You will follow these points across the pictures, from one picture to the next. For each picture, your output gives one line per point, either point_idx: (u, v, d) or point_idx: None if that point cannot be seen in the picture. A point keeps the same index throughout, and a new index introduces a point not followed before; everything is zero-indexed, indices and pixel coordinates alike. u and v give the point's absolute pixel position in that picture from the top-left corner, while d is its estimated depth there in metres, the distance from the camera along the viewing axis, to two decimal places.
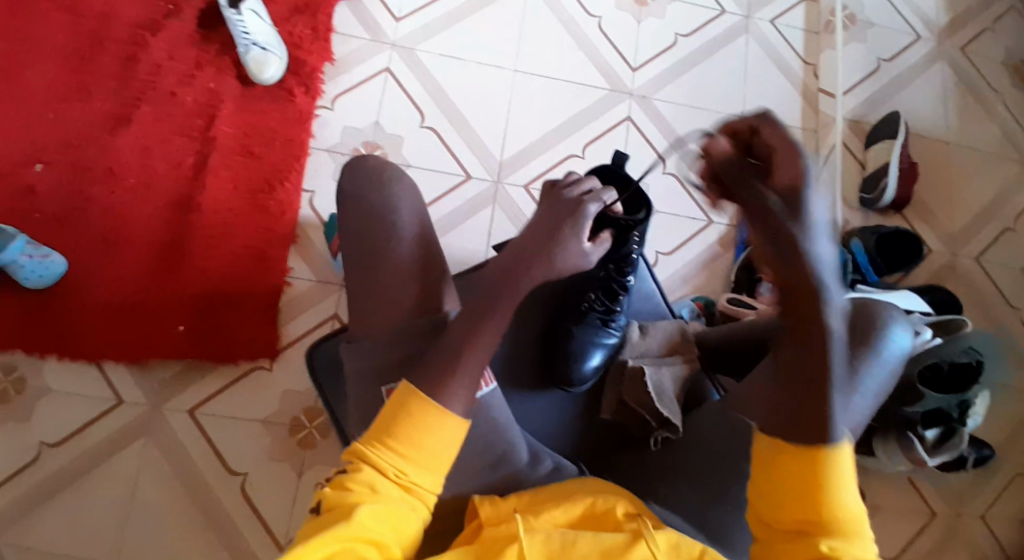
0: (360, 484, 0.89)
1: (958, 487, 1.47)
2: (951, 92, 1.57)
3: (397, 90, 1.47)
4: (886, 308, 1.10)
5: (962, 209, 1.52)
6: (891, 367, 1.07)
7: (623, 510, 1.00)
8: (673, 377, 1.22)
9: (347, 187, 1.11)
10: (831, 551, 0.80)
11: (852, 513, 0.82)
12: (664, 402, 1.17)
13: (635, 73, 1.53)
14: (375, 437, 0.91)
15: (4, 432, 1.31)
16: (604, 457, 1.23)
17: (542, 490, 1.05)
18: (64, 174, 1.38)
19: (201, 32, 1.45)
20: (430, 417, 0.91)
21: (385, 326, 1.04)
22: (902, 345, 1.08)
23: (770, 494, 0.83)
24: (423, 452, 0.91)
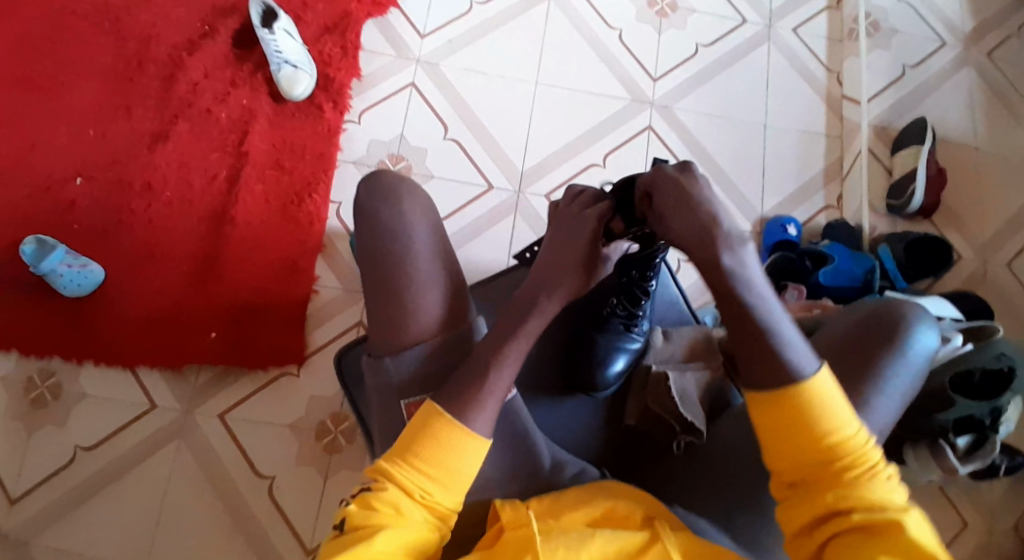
0: (384, 504, 0.91)
1: (992, 501, 1.43)
2: (979, 97, 1.55)
3: (421, 104, 1.51)
4: (912, 309, 1.07)
5: (993, 215, 1.49)
6: (917, 369, 1.05)
7: (642, 514, 0.99)
8: (697, 382, 1.23)
9: (363, 199, 1.12)
10: (838, 499, 0.86)
11: (852, 448, 0.87)
12: (687, 406, 1.18)
13: (657, 84, 1.54)
14: (400, 457, 0.93)
15: (43, 435, 1.37)
16: (626, 462, 1.22)
17: (565, 494, 1.03)
18: (106, 188, 1.44)
19: (235, 52, 1.50)
20: (454, 438, 0.94)
21: (401, 327, 1.05)
22: (928, 345, 1.05)
23: (773, 452, 0.90)
24: (446, 472, 0.93)
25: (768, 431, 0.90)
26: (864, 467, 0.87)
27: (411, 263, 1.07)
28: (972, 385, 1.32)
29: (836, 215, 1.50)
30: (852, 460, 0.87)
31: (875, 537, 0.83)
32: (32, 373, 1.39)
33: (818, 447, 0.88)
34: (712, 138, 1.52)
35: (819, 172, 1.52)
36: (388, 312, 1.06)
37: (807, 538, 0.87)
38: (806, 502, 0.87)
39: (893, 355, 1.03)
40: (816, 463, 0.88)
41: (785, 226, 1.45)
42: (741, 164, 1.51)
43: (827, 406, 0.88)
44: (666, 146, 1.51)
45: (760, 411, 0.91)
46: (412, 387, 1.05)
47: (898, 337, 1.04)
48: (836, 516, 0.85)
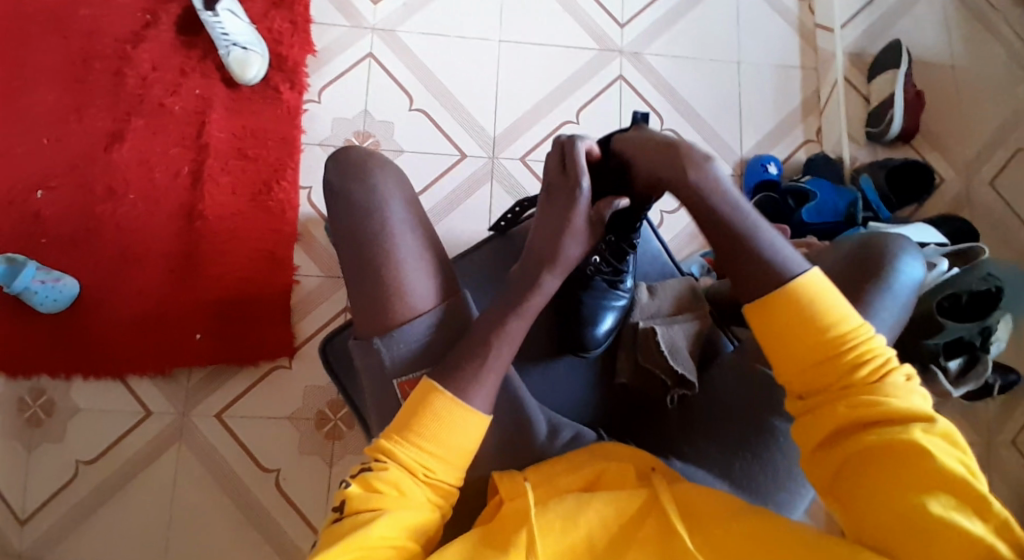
0: (386, 485, 0.90)
1: (986, 418, 1.46)
2: (952, 15, 1.51)
3: (383, 75, 1.45)
4: (895, 240, 1.07)
5: (973, 134, 1.47)
6: (905, 298, 1.04)
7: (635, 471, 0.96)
8: (685, 334, 1.21)
9: (333, 179, 1.09)
10: (850, 408, 0.84)
11: (861, 352, 0.87)
12: (678, 359, 1.16)
13: (624, 30, 1.49)
14: (400, 434, 0.93)
15: (41, 453, 1.36)
16: (623, 423, 1.22)
17: (559, 460, 0.97)
18: (65, 196, 1.38)
19: (182, 39, 1.43)
20: (454, 413, 0.93)
21: (388, 326, 1.03)
22: (915, 274, 1.05)
23: (781, 364, 0.90)
24: (448, 449, 0.92)
25: (774, 343, 0.90)
26: (875, 370, 0.86)
27: (393, 258, 1.04)
28: (960, 307, 1.30)
29: (816, 148, 1.48)
30: (863, 364, 0.86)
31: (890, 439, 0.81)
32: (21, 393, 1.37)
33: (825, 356, 0.87)
34: (685, 81, 1.48)
35: (796, 107, 1.49)
36: (373, 313, 1.03)
37: (822, 448, 0.86)
38: (818, 412, 0.86)
39: (880, 288, 1.03)
40: (826, 371, 0.87)
41: (765, 166, 1.43)
42: (717, 105, 1.47)
43: (830, 310, 0.88)
44: (639, 94, 1.47)
45: (763, 323, 0.91)
46: (404, 365, 1.03)
47: (884, 276, 1.03)
48: (850, 423, 0.84)
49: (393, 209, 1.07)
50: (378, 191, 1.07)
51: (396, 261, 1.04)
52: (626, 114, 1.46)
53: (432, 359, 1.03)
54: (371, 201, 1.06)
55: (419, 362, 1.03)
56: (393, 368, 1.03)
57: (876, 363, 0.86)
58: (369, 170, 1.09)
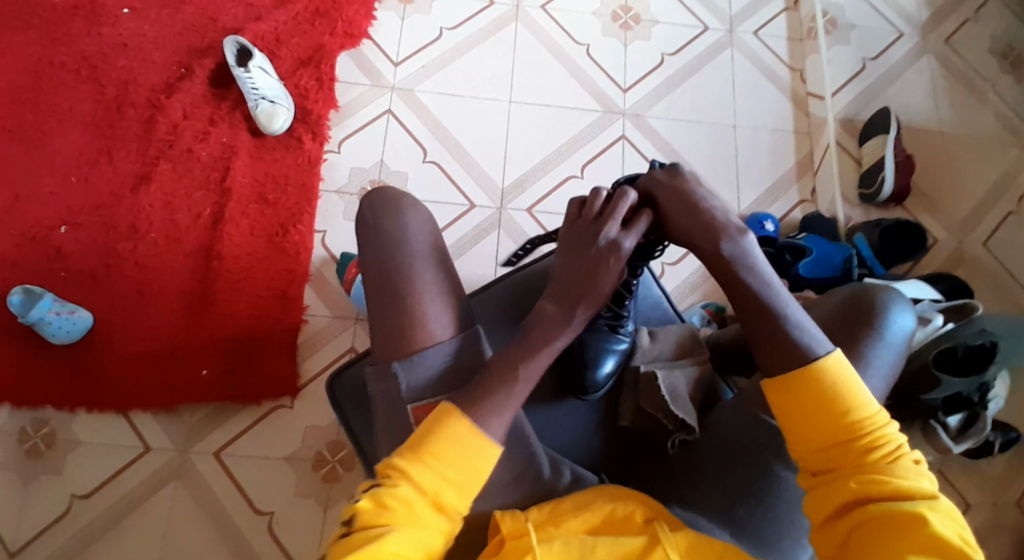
0: (398, 504, 0.88)
1: (991, 476, 1.44)
2: (941, 85, 1.59)
3: (399, 129, 1.53)
4: (887, 291, 1.09)
5: (964, 198, 1.53)
6: (896, 353, 1.05)
7: (642, 514, 0.99)
8: (686, 380, 1.17)
9: (366, 214, 1.09)
10: (863, 486, 0.87)
11: (874, 434, 0.90)
12: (679, 403, 1.13)
13: (626, 94, 1.58)
14: (416, 453, 0.91)
15: (39, 485, 1.34)
16: (625, 467, 1.16)
17: (566, 499, 1.01)
18: (89, 233, 1.43)
19: (213, 91, 1.51)
20: (472, 440, 0.92)
21: (407, 344, 1.02)
22: (906, 326, 1.06)
23: (798, 441, 0.92)
24: (464, 475, 0.91)
25: (791, 420, 0.93)
26: (887, 454, 0.89)
27: (416, 283, 1.04)
28: (958, 361, 1.28)
29: (811, 208, 1.53)
30: (876, 447, 0.89)
31: (899, 524, 0.84)
32: (24, 424, 1.37)
33: (841, 433, 0.90)
34: (685, 142, 1.55)
35: (791, 167, 1.55)
36: (393, 341, 1.02)
37: (833, 528, 0.88)
38: (831, 491, 0.89)
39: (876, 338, 1.04)
40: (840, 452, 0.90)
41: (763, 222, 1.47)
42: (715, 163, 1.54)
43: (849, 393, 0.91)
44: (641, 153, 1.54)
45: (781, 399, 0.94)
46: (422, 391, 1.01)
47: (878, 319, 1.05)
48: (860, 505, 0.87)
49: (418, 245, 1.06)
50: (406, 229, 1.07)
51: (415, 287, 1.03)
52: (628, 170, 1.53)
53: (452, 386, 1.01)
54: (402, 237, 1.06)
55: (438, 388, 1.01)
56: (407, 396, 1.01)
57: (889, 447, 0.89)
58: (400, 210, 1.08)
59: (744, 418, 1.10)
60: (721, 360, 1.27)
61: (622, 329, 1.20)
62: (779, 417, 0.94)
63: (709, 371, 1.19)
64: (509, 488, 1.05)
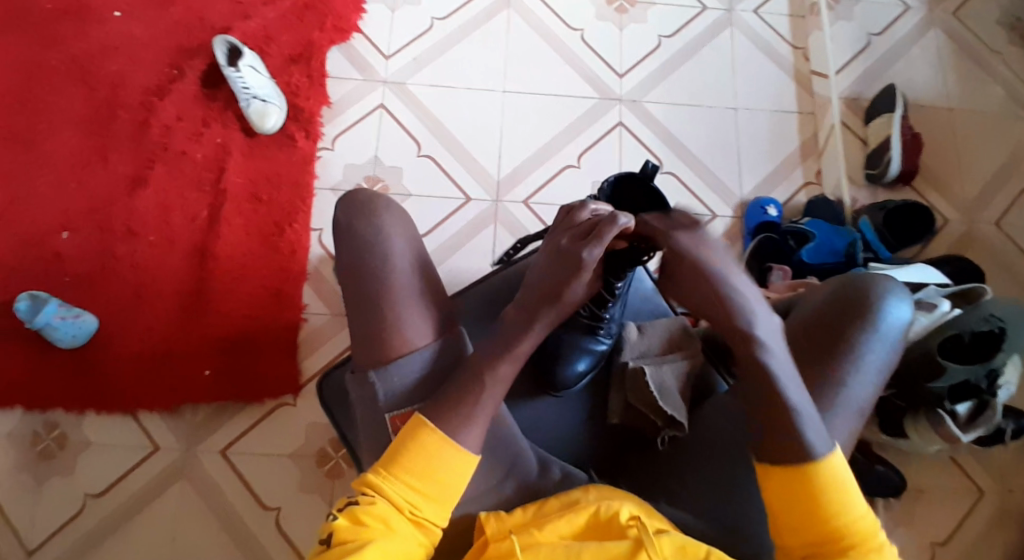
0: (374, 519, 0.90)
1: (1003, 463, 1.40)
2: (949, 59, 1.54)
3: (392, 123, 1.52)
4: (882, 280, 1.04)
5: (977, 175, 1.47)
6: (891, 345, 1.01)
7: (627, 514, 0.96)
8: (676, 374, 1.13)
9: (341, 219, 1.08)
10: None
11: (861, 528, 0.88)
12: (668, 399, 1.09)
13: (622, 79, 1.55)
14: (388, 471, 0.93)
15: (50, 485, 1.38)
16: (616, 464, 1.14)
17: (552, 499, 1.00)
18: (89, 237, 1.45)
19: (205, 92, 1.52)
20: (447, 455, 0.93)
21: (385, 350, 1.01)
22: (903, 316, 1.02)
23: (787, 526, 0.90)
24: (439, 489, 0.93)
25: (780, 503, 0.90)
26: (871, 544, 0.88)
27: (392, 288, 1.03)
28: (963, 348, 1.24)
29: (816, 191, 1.49)
30: (864, 543, 0.88)
31: None
32: (35, 426, 1.40)
33: (830, 522, 0.88)
34: (684, 127, 1.52)
35: (794, 149, 1.51)
36: (374, 346, 1.01)
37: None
38: None
39: (870, 334, 1.00)
40: (827, 540, 0.88)
41: (765, 208, 1.44)
42: (714, 147, 1.51)
43: (842, 486, 0.89)
44: (638, 139, 1.51)
45: (773, 482, 0.91)
46: (399, 398, 1.01)
47: (871, 313, 1.01)
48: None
49: (392, 249, 1.05)
50: (383, 235, 1.06)
51: (392, 291, 1.03)
52: (626, 159, 1.50)
53: (423, 396, 1.01)
54: (377, 241, 1.05)
55: (414, 395, 1.01)
56: (385, 405, 1.01)
57: (872, 538, 0.88)
58: (374, 213, 1.07)
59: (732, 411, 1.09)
60: (713, 351, 1.20)
61: (602, 332, 1.17)
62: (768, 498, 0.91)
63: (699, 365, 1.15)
64: (493, 490, 1.03)
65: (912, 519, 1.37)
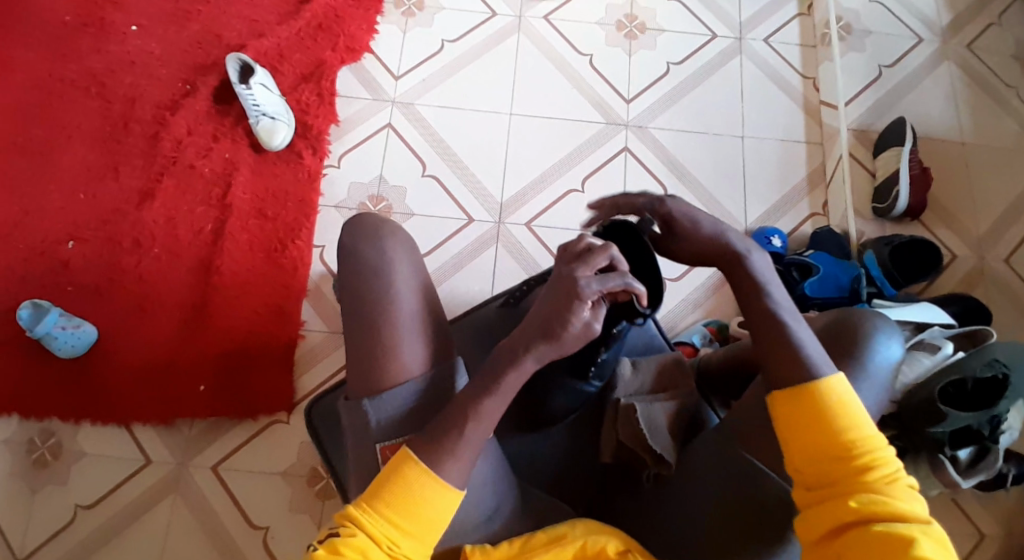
0: (352, 552, 0.87)
1: (1008, 507, 1.37)
2: (962, 92, 1.53)
3: (399, 143, 1.52)
4: (872, 318, 1.00)
5: (987, 211, 1.46)
6: (882, 389, 0.98)
7: (615, 546, 0.94)
8: (666, 411, 1.10)
9: (346, 241, 1.08)
10: (861, 504, 0.82)
11: (873, 456, 0.84)
12: (657, 437, 1.06)
13: (630, 105, 1.54)
14: (370, 503, 0.89)
15: (44, 494, 1.38)
16: (601, 502, 1.11)
17: (537, 532, 0.96)
18: (94, 248, 1.46)
19: (216, 107, 1.53)
20: (429, 488, 0.90)
21: (376, 371, 1.00)
22: (893, 357, 0.98)
23: (796, 455, 0.87)
24: (420, 524, 0.89)
25: (790, 432, 0.87)
26: (883, 473, 0.83)
27: (389, 310, 1.02)
28: (966, 394, 1.21)
29: (822, 222, 1.48)
30: (876, 470, 0.83)
31: (893, 549, 0.78)
32: (32, 434, 1.40)
33: (838, 448, 0.85)
34: (690, 155, 1.51)
35: (801, 180, 1.50)
36: (364, 370, 1.00)
37: (827, 548, 0.82)
38: (827, 510, 0.83)
39: (860, 373, 0.96)
40: (838, 467, 0.84)
41: (770, 237, 1.42)
42: (721, 177, 1.50)
43: (850, 411, 0.86)
44: (645, 166, 1.51)
45: (783, 409, 0.88)
46: (390, 429, 0.98)
47: (861, 350, 0.97)
48: (856, 527, 0.81)
49: (396, 274, 1.04)
50: (383, 256, 1.05)
51: (391, 316, 1.02)
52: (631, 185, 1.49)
53: (416, 428, 0.98)
54: (374, 261, 1.04)
55: (403, 428, 0.98)
56: (375, 435, 0.98)
57: (885, 467, 0.84)
58: (379, 237, 1.07)
59: (715, 446, 1.03)
60: (706, 380, 1.19)
61: (592, 374, 1.10)
62: (778, 430, 0.88)
63: (690, 402, 1.12)
64: (484, 520, 0.99)
65: None
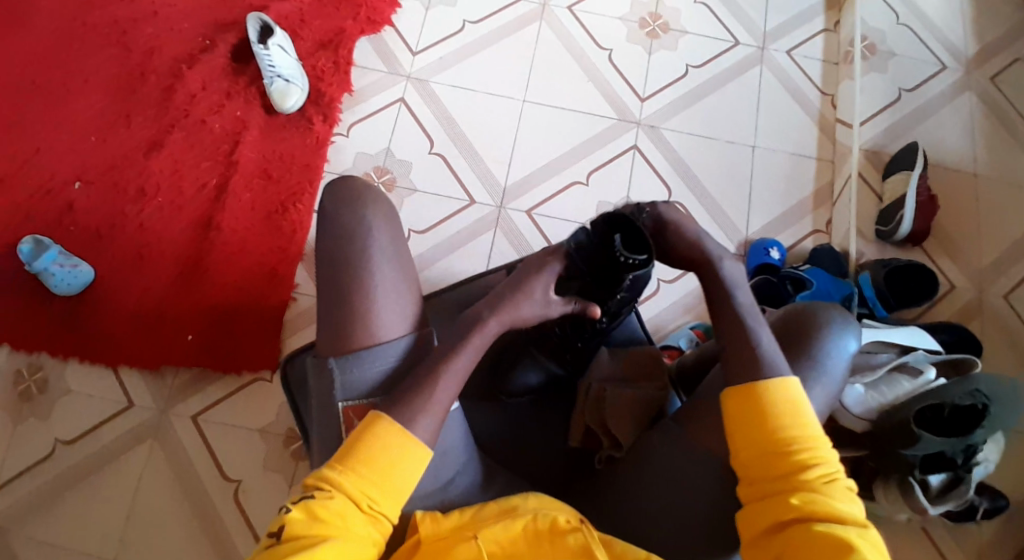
0: (330, 514, 0.86)
1: (978, 541, 1.36)
2: (980, 124, 1.51)
3: (409, 118, 1.53)
4: (829, 313, 0.98)
5: (991, 245, 1.44)
6: (834, 382, 0.96)
7: (567, 518, 0.93)
8: (631, 395, 1.08)
9: (327, 203, 1.05)
10: (802, 502, 0.81)
11: (818, 458, 0.84)
12: (618, 420, 1.06)
13: (645, 104, 1.54)
14: (344, 465, 0.89)
15: (26, 426, 1.40)
16: (563, 486, 1.10)
17: (489, 504, 0.95)
18: (100, 192, 1.48)
19: (233, 66, 1.55)
20: (401, 446, 0.90)
21: (347, 332, 1.00)
22: (848, 352, 0.97)
23: (743, 452, 0.86)
24: (393, 481, 0.89)
25: (740, 428, 0.86)
26: (827, 475, 0.83)
27: (367, 269, 1.01)
28: (942, 420, 1.20)
29: (824, 239, 1.46)
30: (820, 471, 0.83)
31: (830, 547, 0.78)
32: (20, 366, 1.43)
33: (785, 447, 0.84)
34: (700, 158, 1.50)
35: (808, 195, 1.49)
36: (335, 332, 1.00)
37: (765, 543, 0.82)
38: (769, 507, 0.83)
39: (811, 366, 0.95)
40: (783, 466, 0.84)
41: (769, 249, 1.42)
42: (727, 184, 1.49)
43: (800, 412, 0.86)
44: (652, 165, 1.50)
45: (735, 406, 0.88)
46: (357, 390, 0.99)
47: (815, 347, 0.96)
48: (796, 524, 0.81)
49: (375, 232, 1.03)
50: (366, 213, 1.04)
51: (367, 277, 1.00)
52: (637, 182, 1.49)
53: (382, 392, 1.00)
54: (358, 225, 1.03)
55: (370, 390, 0.99)
56: (340, 394, 1.00)
57: (829, 470, 0.83)
58: (359, 202, 1.05)
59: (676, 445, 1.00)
60: (680, 376, 1.17)
61: (567, 357, 1.14)
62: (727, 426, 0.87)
63: (660, 390, 1.09)
64: (441, 489, 0.99)
65: None
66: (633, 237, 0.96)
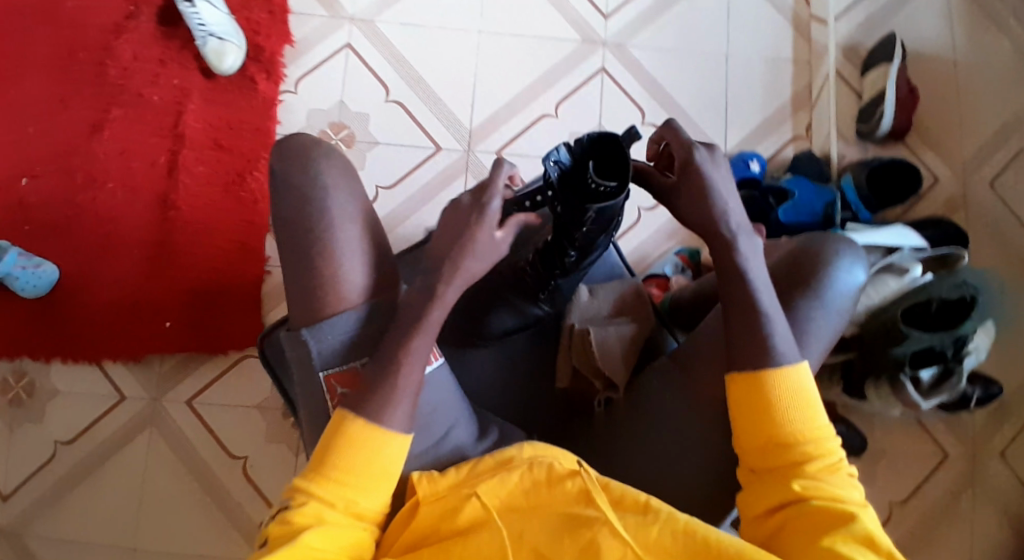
0: (307, 521, 0.82)
1: (974, 430, 1.37)
2: (957, 7, 1.44)
3: (359, 65, 1.44)
4: (834, 243, 0.95)
5: (975, 134, 1.40)
6: (837, 313, 0.94)
7: (566, 465, 0.87)
8: (620, 336, 1.07)
9: (278, 166, 0.96)
10: (804, 490, 0.81)
11: (820, 446, 0.83)
12: (607, 359, 1.05)
13: (608, 21, 1.45)
14: (317, 471, 0.84)
15: (21, 432, 1.38)
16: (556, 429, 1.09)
17: (484, 458, 0.89)
18: (49, 184, 1.41)
19: (163, 30, 1.45)
20: (371, 439, 0.84)
21: None
22: (853, 282, 0.95)
23: (745, 437, 0.85)
24: (370, 476, 0.84)
25: (742, 415, 0.85)
26: (828, 462, 0.83)
27: None
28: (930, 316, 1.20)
29: (804, 145, 1.41)
30: (821, 459, 0.83)
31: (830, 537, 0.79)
32: (5, 374, 1.40)
33: (788, 435, 0.84)
34: (670, 74, 1.43)
35: (786, 101, 1.42)
36: (310, 321, 0.93)
37: (765, 527, 0.83)
38: (771, 493, 0.83)
39: (814, 297, 0.93)
40: (785, 455, 0.83)
41: (747, 162, 1.36)
42: (701, 99, 1.42)
43: (804, 400, 0.84)
44: (621, 87, 1.43)
45: (738, 392, 0.86)
46: (334, 356, 0.92)
47: (816, 284, 0.93)
48: (797, 512, 0.81)
49: (334, 200, 0.94)
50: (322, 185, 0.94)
51: (333, 263, 0.92)
52: (608, 107, 1.42)
53: (366, 351, 0.92)
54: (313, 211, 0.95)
55: (348, 354, 0.92)
56: (318, 362, 0.92)
57: (831, 457, 0.83)
58: (312, 161, 0.95)
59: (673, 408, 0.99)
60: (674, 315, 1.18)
61: (542, 298, 1.09)
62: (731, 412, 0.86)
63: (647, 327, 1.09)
64: None
65: (871, 482, 1.35)
66: (612, 160, 0.93)
